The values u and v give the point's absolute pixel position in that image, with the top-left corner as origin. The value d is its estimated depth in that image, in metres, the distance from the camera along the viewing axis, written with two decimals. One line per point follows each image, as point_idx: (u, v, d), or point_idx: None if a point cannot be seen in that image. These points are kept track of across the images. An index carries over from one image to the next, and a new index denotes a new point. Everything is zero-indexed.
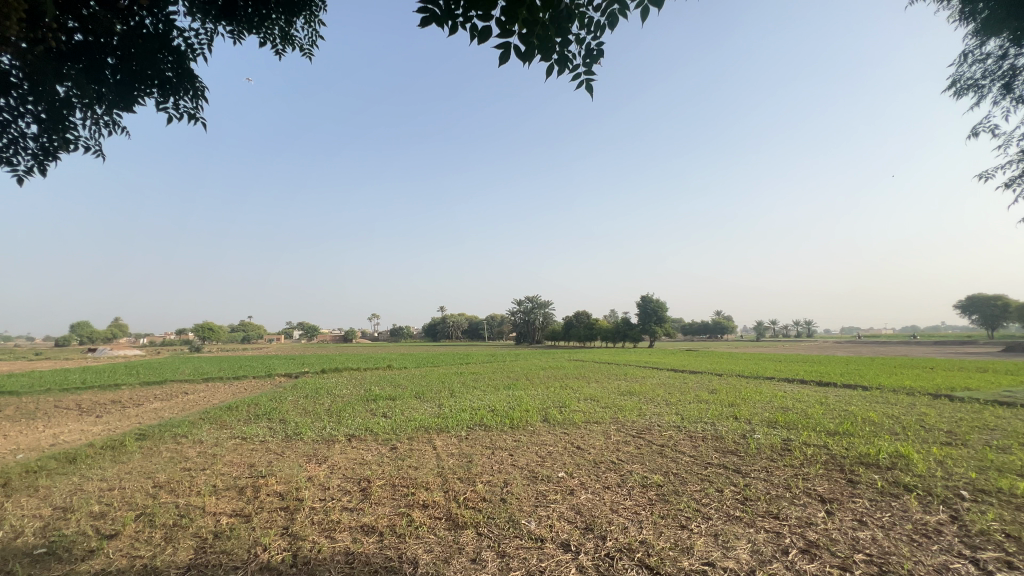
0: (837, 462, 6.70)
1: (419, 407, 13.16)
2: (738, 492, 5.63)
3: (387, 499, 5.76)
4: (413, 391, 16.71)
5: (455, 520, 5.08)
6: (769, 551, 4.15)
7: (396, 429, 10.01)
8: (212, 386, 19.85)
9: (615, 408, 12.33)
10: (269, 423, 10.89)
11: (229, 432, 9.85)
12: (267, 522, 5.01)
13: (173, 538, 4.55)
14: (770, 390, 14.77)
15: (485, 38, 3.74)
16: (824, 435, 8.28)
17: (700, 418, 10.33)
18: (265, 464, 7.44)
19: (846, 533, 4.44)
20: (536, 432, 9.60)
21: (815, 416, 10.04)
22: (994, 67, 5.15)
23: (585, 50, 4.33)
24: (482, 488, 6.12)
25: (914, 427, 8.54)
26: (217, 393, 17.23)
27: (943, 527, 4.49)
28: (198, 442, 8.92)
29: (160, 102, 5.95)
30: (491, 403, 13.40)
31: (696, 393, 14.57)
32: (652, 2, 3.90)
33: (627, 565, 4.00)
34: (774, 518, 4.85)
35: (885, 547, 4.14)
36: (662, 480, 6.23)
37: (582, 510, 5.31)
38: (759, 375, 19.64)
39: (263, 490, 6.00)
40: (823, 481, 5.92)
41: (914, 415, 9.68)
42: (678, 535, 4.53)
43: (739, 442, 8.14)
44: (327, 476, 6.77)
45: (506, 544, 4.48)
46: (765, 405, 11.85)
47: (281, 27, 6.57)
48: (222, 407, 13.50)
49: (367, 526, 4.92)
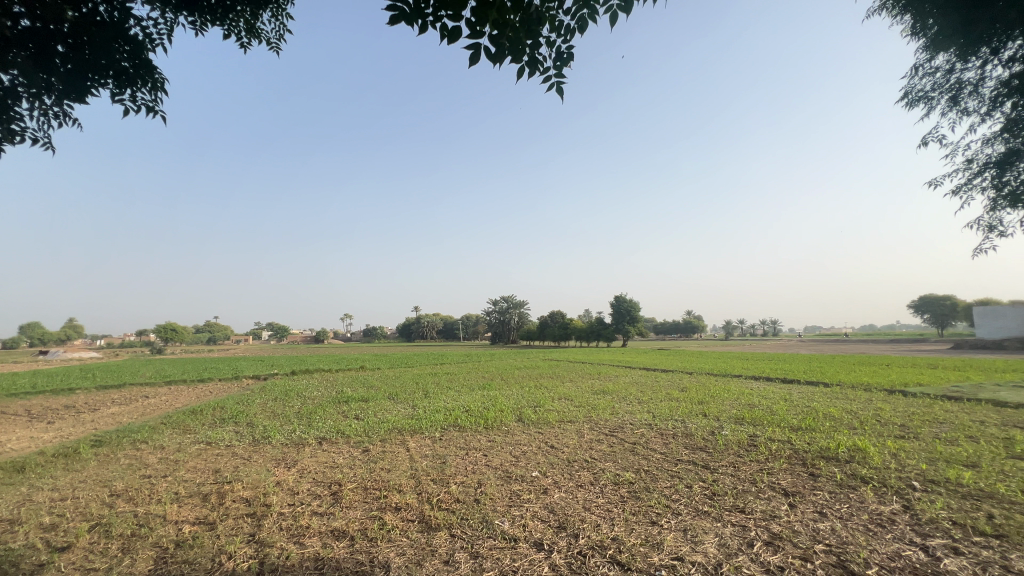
0: (799, 456, 6.96)
1: (392, 409, 12.99)
2: (706, 488, 5.78)
3: (359, 503, 5.67)
4: (387, 392, 16.50)
5: (428, 522, 5.04)
6: (735, 544, 4.28)
7: (368, 432, 9.85)
8: (175, 389, 19.08)
9: (588, 407, 12.45)
10: (235, 427, 10.55)
11: (192, 437, 9.50)
12: (233, 529, 4.86)
13: (130, 549, 4.35)
14: (737, 388, 15.24)
15: (454, 38, 3.71)
16: (788, 430, 8.58)
17: (671, 416, 10.56)
18: (230, 469, 7.20)
19: (807, 525, 4.62)
20: (511, 432, 9.61)
21: (779, 412, 10.42)
22: (942, 81, 5.38)
23: (555, 53, 4.32)
24: (456, 489, 6.08)
25: (870, 422, 8.96)
26: (180, 397, 16.57)
27: (896, 516, 4.72)
28: (158, 447, 8.57)
29: (115, 94, 5.67)
30: (465, 403, 13.33)
31: (667, 392, 14.90)
32: (621, 7, 3.93)
33: (598, 562, 4.06)
34: (739, 512, 5.01)
35: (843, 537, 4.33)
36: (634, 477, 6.33)
37: (555, 508, 5.35)
38: (727, 374, 20.17)
39: (229, 497, 5.82)
40: (786, 475, 6.14)
41: (870, 411, 10.16)
42: (648, 532, 4.61)
43: (707, 438, 8.36)
44: (296, 480, 6.61)
45: (479, 545, 4.47)
46: (733, 402, 12.21)
47: (246, 20, 6.36)
48: (185, 411, 13.00)
49: (338, 530, 4.83)
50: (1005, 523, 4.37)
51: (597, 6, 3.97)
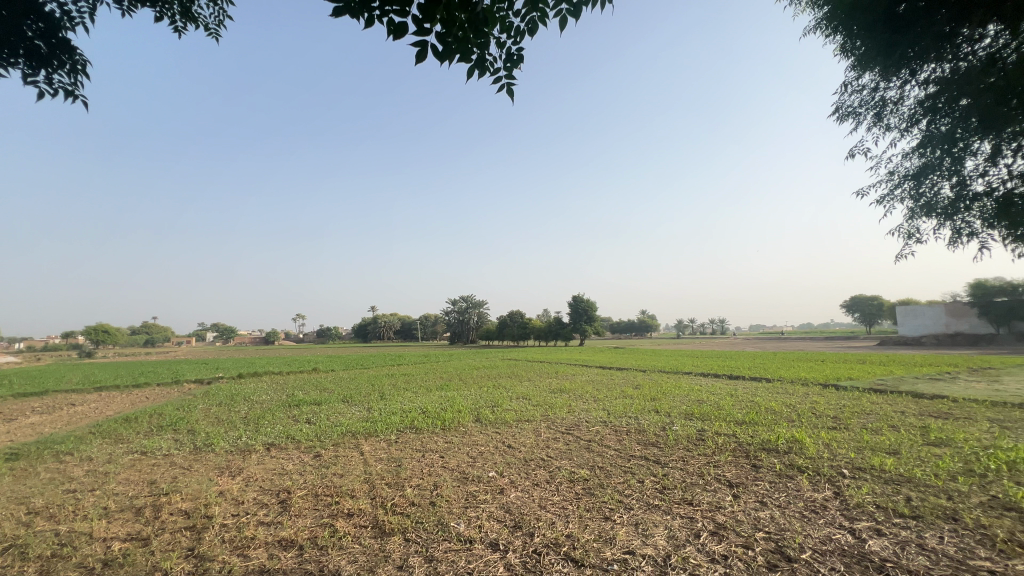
0: (743, 449, 7.32)
1: (346, 412, 12.63)
2: (657, 482, 5.98)
3: (309, 510, 5.47)
4: (341, 395, 16.02)
5: (382, 527, 4.93)
6: (683, 535, 4.45)
7: (320, 436, 9.53)
8: (106, 396, 17.73)
9: (545, 406, 12.57)
10: (174, 435, 9.93)
11: (125, 447, 8.85)
12: (169, 544, 4.57)
13: (50, 572, 4.00)
14: (687, 384, 15.88)
15: (401, 34, 3.64)
16: (733, 424, 9.00)
17: (625, 413, 10.85)
18: (167, 480, 6.76)
19: (749, 514, 4.87)
20: (468, 433, 9.56)
21: (725, 407, 10.94)
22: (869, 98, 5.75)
23: (505, 55, 4.31)
24: (411, 492, 5.99)
25: (807, 414, 9.56)
26: (111, 404, 15.40)
27: (828, 502, 5.05)
28: (86, 459, 7.93)
29: (27, 75, 5.19)
30: (422, 405, 13.13)
31: (622, 389, 15.32)
32: (569, 11, 3.99)
33: (553, 559, 4.11)
34: (687, 505, 5.21)
35: (781, 524, 4.59)
36: (589, 474, 6.45)
37: (511, 508, 5.37)
38: (678, 371, 20.96)
39: (165, 509, 5.46)
40: (731, 467, 6.45)
41: (806, 404, 10.84)
42: (602, 527, 4.72)
43: (659, 434, 8.66)
44: (242, 489, 6.30)
45: (433, 548, 4.42)
46: (683, 398, 12.70)
47: (181, 3, 5.99)
48: (118, 419, 12.10)
49: (285, 540, 4.64)
50: (921, 505, 4.78)
51: (546, 9, 4.01)
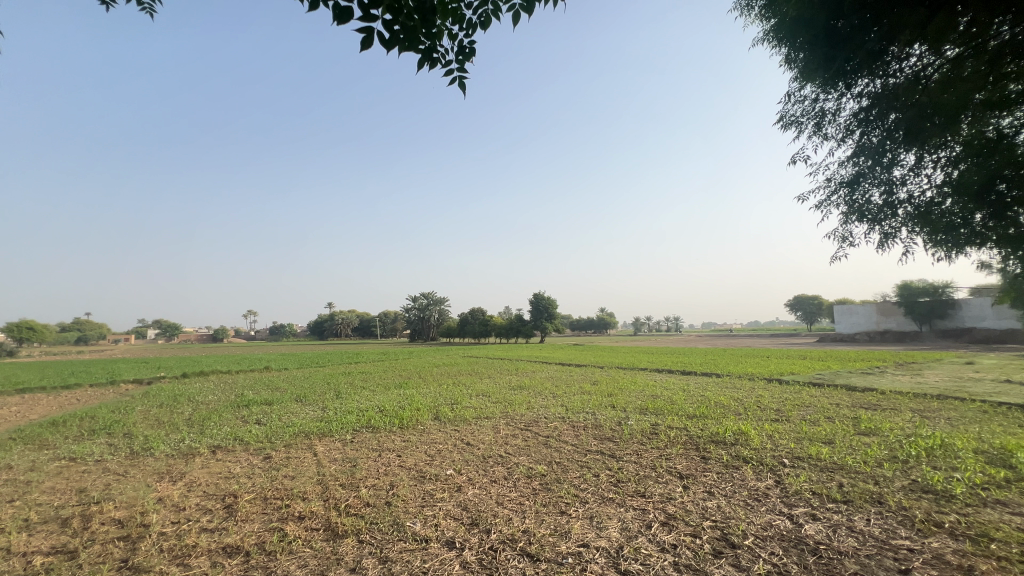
0: (693, 441, 7.62)
1: (299, 411, 12.20)
2: (612, 475, 6.12)
3: (257, 515, 5.25)
4: (294, 394, 15.46)
5: (335, 530, 4.80)
6: (636, 527, 4.58)
7: (270, 437, 9.16)
8: (30, 398, 16.30)
9: (505, 402, 12.62)
10: (108, 439, 9.26)
11: (50, 453, 8.17)
12: (100, 555, 4.27)
13: None
14: (642, 380, 16.38)
15: (344, 19, 3.50)
16: (685, 418, 9.36)
17: (583, 409, 11.07)
18: (99, 488, 6.30)
19: (698, 504, 5.07)
20: (426, 431, 9.46)
21: (678, 401, 11.35)
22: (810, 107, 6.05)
23: (456, 48, 4.21)
24: (366, 492, 5.86)
25: (752, 407, 10.08)
26: (36, 407, 14.23)
27: (769, 490, 5.34)
28: (3, 468, 7.26)
29: None
30: (379, 403, 12.88)
31: (580, 385, 15.60)
32: (522, 6, 4.00)
33: (509, 555, 4.13)
34: (640, 496, 5.37)
35: (727, 512, 4.81)
36: (546, 470, 6.52)
37: (468, 505, 5.35)
38: (634, 367, 21.58)
39: (96, 519, 5.09)
40: (682, 459, 6.70)
41: (752, 397, 11.42)
42: (558, 521, 4.79)
43: (615, 428, 8.88)
44: (183, 495, 5.96)
45: (388, 549, 4.34)
46: (638, 393, 13.09)
47: None
48: (43, 424, 11.16)
49: (231, 546, 4.43)
50: (851, 490, 5.14)
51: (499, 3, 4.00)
